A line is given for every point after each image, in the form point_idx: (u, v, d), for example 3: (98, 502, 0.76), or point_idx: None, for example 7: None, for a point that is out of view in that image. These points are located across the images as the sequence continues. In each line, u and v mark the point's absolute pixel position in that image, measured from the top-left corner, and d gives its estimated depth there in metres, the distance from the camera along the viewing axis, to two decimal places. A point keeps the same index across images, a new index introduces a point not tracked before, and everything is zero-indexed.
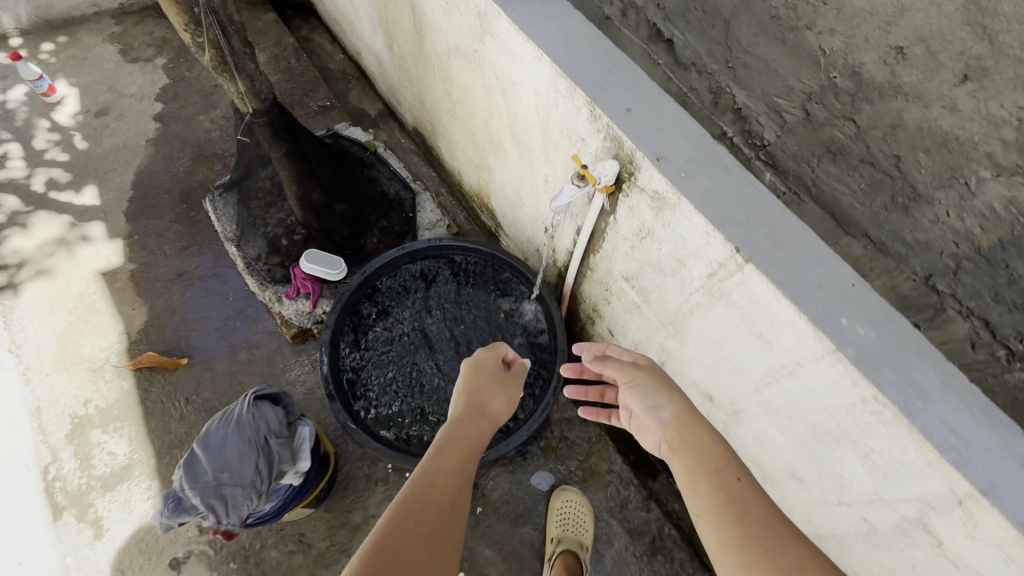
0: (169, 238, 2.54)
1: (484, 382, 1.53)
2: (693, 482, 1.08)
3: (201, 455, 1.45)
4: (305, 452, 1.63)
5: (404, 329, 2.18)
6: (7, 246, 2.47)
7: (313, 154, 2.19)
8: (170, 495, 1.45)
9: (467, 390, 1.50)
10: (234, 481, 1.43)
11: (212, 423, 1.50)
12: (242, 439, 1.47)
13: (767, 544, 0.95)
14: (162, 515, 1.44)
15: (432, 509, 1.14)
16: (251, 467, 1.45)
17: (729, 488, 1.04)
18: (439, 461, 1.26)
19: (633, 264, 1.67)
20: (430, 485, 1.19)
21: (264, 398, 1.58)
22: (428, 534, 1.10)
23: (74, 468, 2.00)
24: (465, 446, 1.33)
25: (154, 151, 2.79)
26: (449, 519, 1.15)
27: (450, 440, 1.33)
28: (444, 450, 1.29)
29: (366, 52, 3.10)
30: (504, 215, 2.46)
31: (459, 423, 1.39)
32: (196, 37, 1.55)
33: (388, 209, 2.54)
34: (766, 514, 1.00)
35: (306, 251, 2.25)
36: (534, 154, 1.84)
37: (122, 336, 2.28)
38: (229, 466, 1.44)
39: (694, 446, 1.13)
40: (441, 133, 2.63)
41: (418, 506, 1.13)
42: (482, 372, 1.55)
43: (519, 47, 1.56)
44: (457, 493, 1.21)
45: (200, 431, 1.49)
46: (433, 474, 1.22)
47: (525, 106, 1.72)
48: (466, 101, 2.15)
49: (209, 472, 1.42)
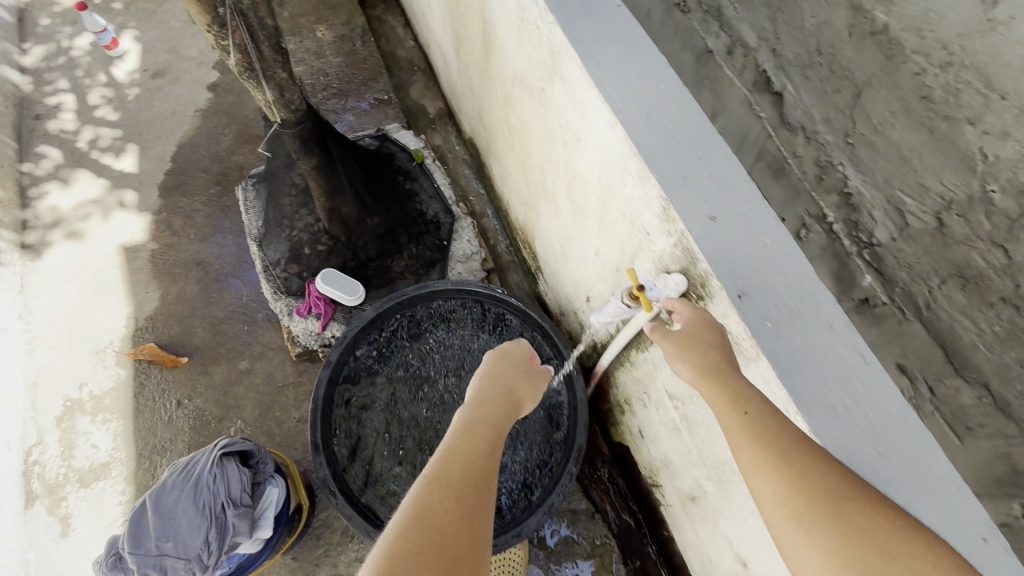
0: (196, 222, 2.42)
1: (511, 368, 1.36)
2: (737, 438, 0.85)
3: (150, 514, 1.30)
4: (269, 520, 1.44)
5: (412, 375, 1.96)
6: (40, 201, 2.40)
7: (350, 167, 2.00)
8: (114, 548, 1.33)
9: (492, 370, 1.34)
10: (177, 553, 1.27)
11: (172, 477, 1.36)
12: (196, 504, 1.31)
13: (862, 527, 0.72)
14: (100, 570, 1.31)
15: (465, 497, 0.97)
16: (199, 539, 1.28)
17: (793, 449, 0.80)
18: (468, 439, 1.10)
19: (681, 384, 1.37)
20: (458, 467, 1.02)
21: (233, 455, 1.41)
22: (457, 522, 0.93)
23: (55, 455, 1.94)
24: (490, 423, 1.16)
25: (200, 123, 2.67)
26: (477, 506, 0.97)
27: (479, 419, 1.17)
28: (469, 434, 1.11)
29: (435, 48, 2.85)
30: (545, 262, 2.19)
31: (484, 402, 1.23)
32: (222, 40, 1.35)
33: (422, 230, 2.31)
34: (836, 483, 0.76)
35: (324, 271, 2.08)
36: (588, 221, 1.56)
37: (130, 320, 2.19)
38: (176, 532, 1.28)
39: (742, 406, 0.88)
40: (495, 156, 2.37)
41: (445, 490, 0.97)
42: (505, 361, 1.38)
43: (590, 104, 1.27)
44: (489, 476, 1.04)
45: (157, 485, 1.35)
46: (460, 451, 1.06)
47: (586, 168, 1.44)
48: (524, 135, 1.87)
49: (153, 538, 1.27)
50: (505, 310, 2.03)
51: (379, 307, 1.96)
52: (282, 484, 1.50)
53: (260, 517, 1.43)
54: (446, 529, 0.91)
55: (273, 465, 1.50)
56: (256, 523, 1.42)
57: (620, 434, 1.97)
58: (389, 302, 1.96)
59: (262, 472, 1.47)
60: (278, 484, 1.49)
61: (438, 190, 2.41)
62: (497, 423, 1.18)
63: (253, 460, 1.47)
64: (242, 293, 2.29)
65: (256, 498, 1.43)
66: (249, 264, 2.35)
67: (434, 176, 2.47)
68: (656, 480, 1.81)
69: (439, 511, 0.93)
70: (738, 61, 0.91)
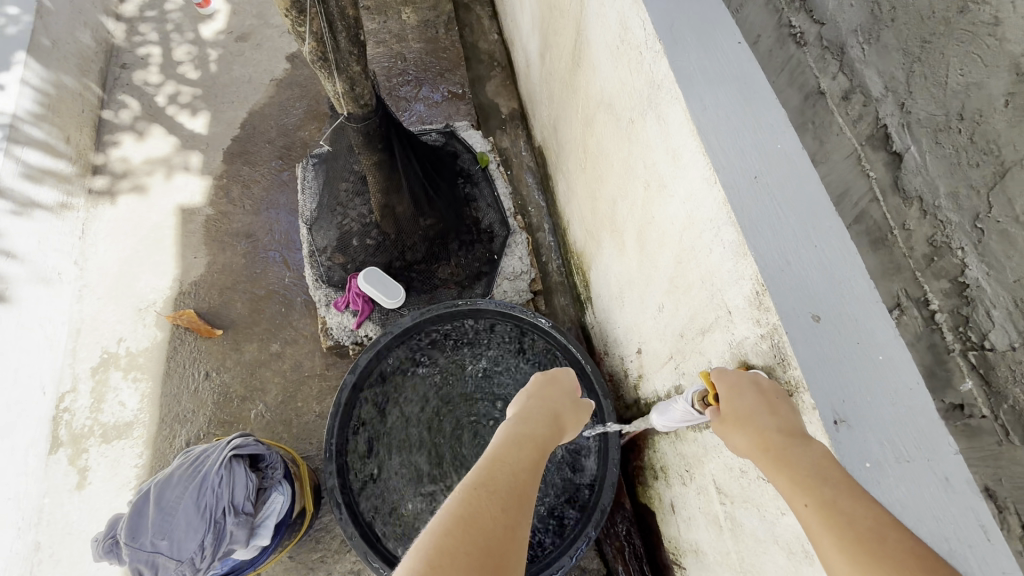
0: (253, 194, 2.41)
1: (559, 391, 1.24)
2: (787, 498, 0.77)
3: (152, 505, 1.26)
4: (268, 528, 1.39)
5: (439, 393, 1.87)
6: (113, 150, 2.44)
7: (410, 166, 1.89)
8: (113, 531, 1.30)
9: (538, 390, 1.22)
10: (170, 552, 1.23)
11: (180, 471, 1.32)
12: (197, 505, 1.27)
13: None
14: (97, 549, 1.28)
15: (510, 505, 0.84)
16: (195, 541, 1.24)
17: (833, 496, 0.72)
18: (513, 453, 0.96)
19: (734, 483, 1.20)
20: (506, 472, 0.89)
21: (242, 457, 1.35)
22: (499, 526, 0.79)
23: (85, 405, 1.97)
24: (533, 437, 1.03)
25: (274, 93, 2.66)
26: (523, 508, 0.85)
27: (524, 435, 1.02)
28: (511, 440, 0.99)
29: (520, 47, 2.72)
30: (598, 295, 2.04)
31: (530, 415, 1.11)
32: (298, 26, 1.27)
33: (474, 241, 2.20)
34: (845, 486, 0.73)
35: (369, 270, 1.99)
36: (658, 274, 1.40)
37: (176, 283, 2.20)
38: (174, 530, 1.24)
39: (772, 451, 0.82)
40: (564, 173, 2.22)
41: (491, 490, 0.85)
42: (551, 385, 1.26)
43: (688, 153, 1.11)
44: (533, 488, 0.90)
45: (164, 476, 1.31)
46: (503, 462, 0.92)
47: (667, 219, 1.27)
48: (600, 161, 1.71)
49: (150, 533, 1.24)
50: (547, 343, 1.89)
51: (415, 316, 1.85)
52: (288, 492, 1.44)
53: (260, 524, 1.37)
54: (493, 521, 0.79)
55: (281, 471, 1.43)
56: (255, 530, 1.37)
57: (649, 498, 1.81)
58: (425, 313, 1.85)
59: (269, 477, 1.41)
60: (284, 491, 1.43)
61: (497, 200, 2.29)
62: (543, 441, 1.04)
63: (262, 463, 1.41)
64: (285, 274, 2.26)
65: (259, 504, 1.38)
66: (298, 245, 2.32)
67: (496, 183, 2.34)
68: (680, 560, 1.64)
69: (486, 514, 0.80)
70: (852, 111, 0.84)
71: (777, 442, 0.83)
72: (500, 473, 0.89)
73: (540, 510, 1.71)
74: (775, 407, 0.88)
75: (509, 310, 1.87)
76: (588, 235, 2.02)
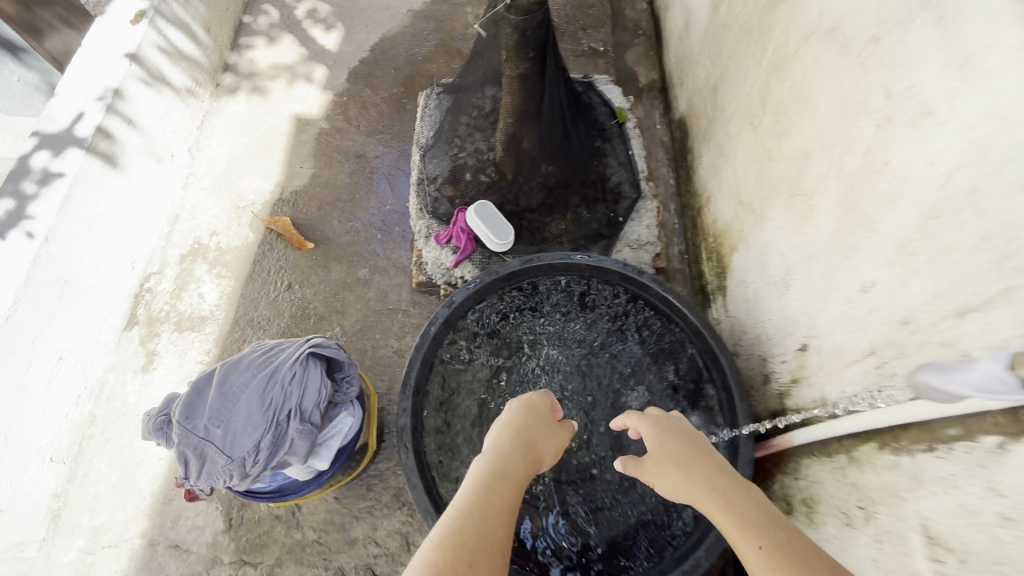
0: (370, 117, 2.28)
1: (542, 424, 1.17)
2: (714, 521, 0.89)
3: (213, 389, 1.08)
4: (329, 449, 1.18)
5: (538, 350, 1.59)
6: (246, 52, 2.40)
7: (554, 92, 1.67)
8: (167, 408, 1.12)
9: (523, 421, 1.16)
10: (223, 445, 1.04)
11: (253, 357, 1.13)
12: (263, 399, 1.07)
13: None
14: (147, 424, 1.11)
15: (480, 568, 0.85)
16: (252, 439, 1.04)
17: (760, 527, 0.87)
18: (484, 512, 0.93)
19: (972, 533, 0.84)
20: (478, 522, 0.91)
21: (320, 359, 1.16)
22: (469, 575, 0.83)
23: (167, 290, 1.87)
24: (502, 478, 1.00)
25: (409, 22, 2.53)
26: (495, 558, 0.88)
27: (496, 475, 1.01)
28: (493, 474, 1.01)
29: (676, 10, 2.44)
30: (738, 283, 1.71)
31: (514, 448, 1.08)
32: None
33: (598, 198, 1.92)
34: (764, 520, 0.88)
35: (480, 202, 1.74)
36: (875, 242, 1.07)
37: (278, 189, 2.10)
38: (232, 422, 1.05)
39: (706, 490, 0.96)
40: (717, 141, 1.91)
41: (455, 558, 0.85)
42: (535, 414, 1.19)
43: (1005, 53, 0.78)
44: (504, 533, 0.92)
45: (234, 358, 1.13)
46: (498, 483, 0.99)
47: (921, 161, 0.95)
48: (790, 112, 1.40)
49: (206, 416, 1.05)
50: (674, 321, 1.57)
51: (527, 260, 1.61)
52: (357, 417, 1.23)
53: (323, 443, 1.17)
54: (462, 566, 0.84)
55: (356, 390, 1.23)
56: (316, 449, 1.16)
57: None
58: (539, 259, 1.61)
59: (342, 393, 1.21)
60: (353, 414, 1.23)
61: (631, 160, 2.01)
62: (517, 486, 1.01)
63: (337, 375, 1.21)
64: (387, 201, 2.10)
65: (325, 420, 1.17)
66: (405, 174, 2.15)
67: (631, 142, 2.06)
68: None
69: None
70: None
71: (724, 483, 0.96)
72: (470, 527, 0.90)
73: (638, 513, 1.39)
74: (717, 472, 0.99)
75: (636, 275, 1.60)
76: (741, 210, 1.69)
